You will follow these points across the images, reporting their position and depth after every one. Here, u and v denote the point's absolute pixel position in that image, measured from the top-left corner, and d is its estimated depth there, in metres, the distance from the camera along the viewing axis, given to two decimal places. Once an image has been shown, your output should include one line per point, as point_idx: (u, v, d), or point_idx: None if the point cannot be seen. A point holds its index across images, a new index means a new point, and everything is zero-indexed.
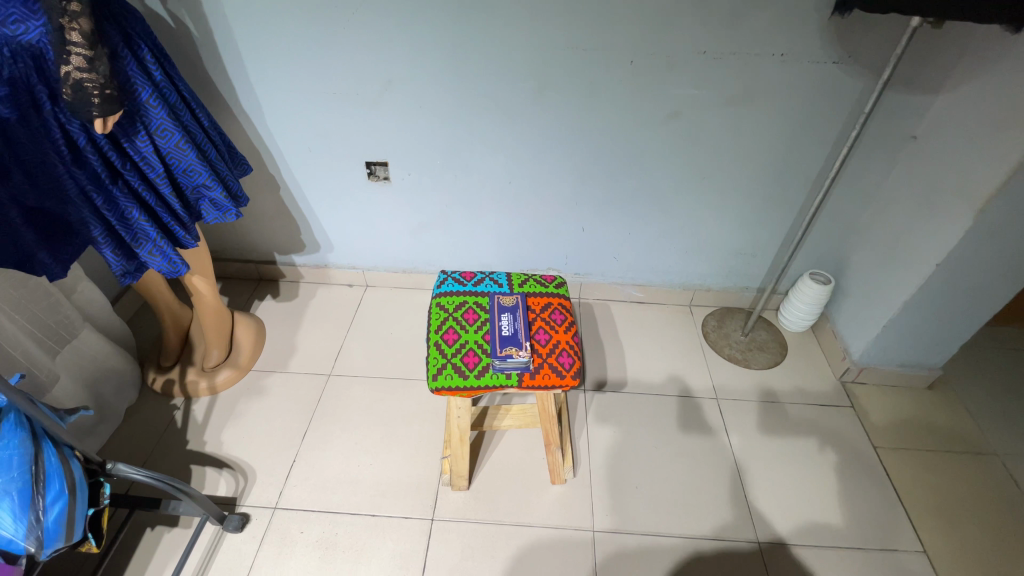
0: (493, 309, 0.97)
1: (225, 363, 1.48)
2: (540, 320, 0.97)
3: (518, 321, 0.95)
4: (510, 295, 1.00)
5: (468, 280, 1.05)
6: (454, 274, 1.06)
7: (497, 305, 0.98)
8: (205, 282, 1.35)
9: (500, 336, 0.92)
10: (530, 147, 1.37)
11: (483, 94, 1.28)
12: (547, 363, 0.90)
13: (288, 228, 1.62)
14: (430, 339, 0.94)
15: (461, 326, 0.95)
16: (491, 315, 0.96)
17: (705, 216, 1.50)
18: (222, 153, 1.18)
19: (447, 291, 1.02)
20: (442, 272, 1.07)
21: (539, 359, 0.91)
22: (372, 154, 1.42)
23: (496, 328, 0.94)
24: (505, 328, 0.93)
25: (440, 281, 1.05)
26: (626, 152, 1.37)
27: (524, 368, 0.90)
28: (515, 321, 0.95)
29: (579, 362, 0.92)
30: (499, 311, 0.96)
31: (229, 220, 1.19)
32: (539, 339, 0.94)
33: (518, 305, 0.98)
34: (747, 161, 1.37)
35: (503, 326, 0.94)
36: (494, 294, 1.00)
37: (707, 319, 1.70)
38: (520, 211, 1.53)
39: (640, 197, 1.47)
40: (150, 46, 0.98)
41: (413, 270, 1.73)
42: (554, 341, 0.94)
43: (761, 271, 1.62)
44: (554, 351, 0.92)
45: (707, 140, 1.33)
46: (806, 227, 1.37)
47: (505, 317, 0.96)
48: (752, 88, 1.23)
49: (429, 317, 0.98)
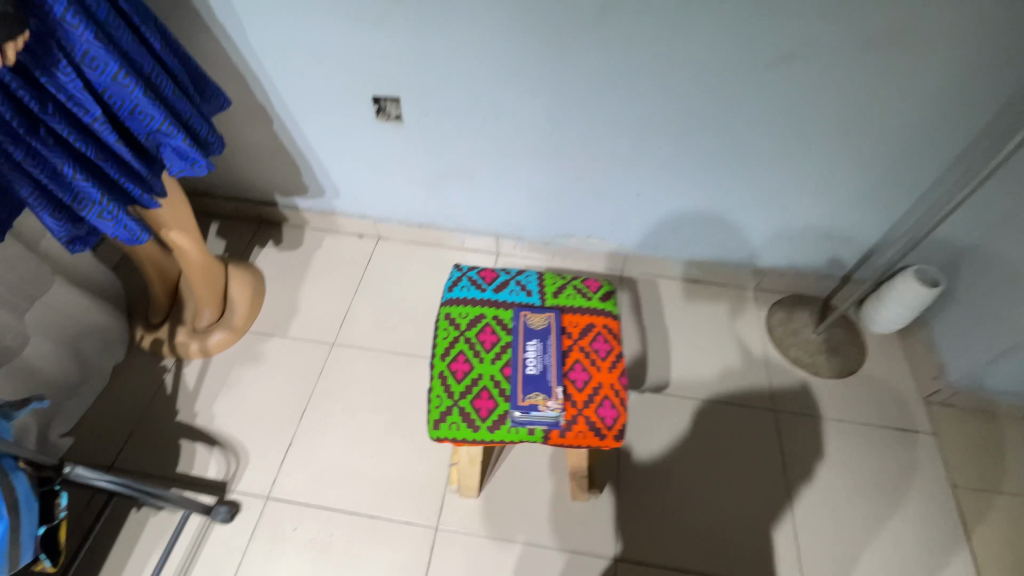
0: (517, 333, 0.76)
1: (218, 323, 1.32)
2: (578, 352, 0.75)
3: (548, 356, 0.73)
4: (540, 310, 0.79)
5: (489, 283, 0.82)
6: (470, 272, 0.84)
7: (523, 329, 0.76)
8: (185, 237, 1.16)
9: (524, 376, 0.71)
10: (581, 90, 1.06)
11: (523, 17, 0.95)
12: (584, 418, 0.70)
13: (288, 168, 1.39)
14: (434, 368, 0.73)
15: (474, 354, 0.74)
16: (514, 341, 0.75)
17: (797, 190, 1.18)
18: (183, 84, 0.93)
19: (460, 298, 0.80)
20: (456, 268, 0.85)
21: (573, 410, 0.70)
22: (380, 87, 1.13)
23: (520, 363, 0.73)
24: (532, 364, 0.72)
25: (453, 281, 0.82)
26: (710, 103, 1.04)
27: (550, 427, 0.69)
28: (546, 356, 0.73)
29: (625, 417, 0.71)
30: (526, 338, 0.75)
31: (197, 172, 0.97)
32: (574, 381, 0.72)
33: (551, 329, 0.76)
34: (870, 126, 1.03)
35: (529, 362, 0.73)
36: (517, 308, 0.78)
37: (774, 308, 1.42)
38: (562, 168, 1.24)
39: (718, 160, 1.15)
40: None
41: (431, 225, 1.49)
42: (593, 385, 0.72)
43: (852, 258, 1.32)
44: (593, 402, 0.71)
45: (823, 93, 0.99)
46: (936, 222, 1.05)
47: (532, 347, 0.74)
48: (902, 27, 0.87)
49: (435, 333, 0.77)
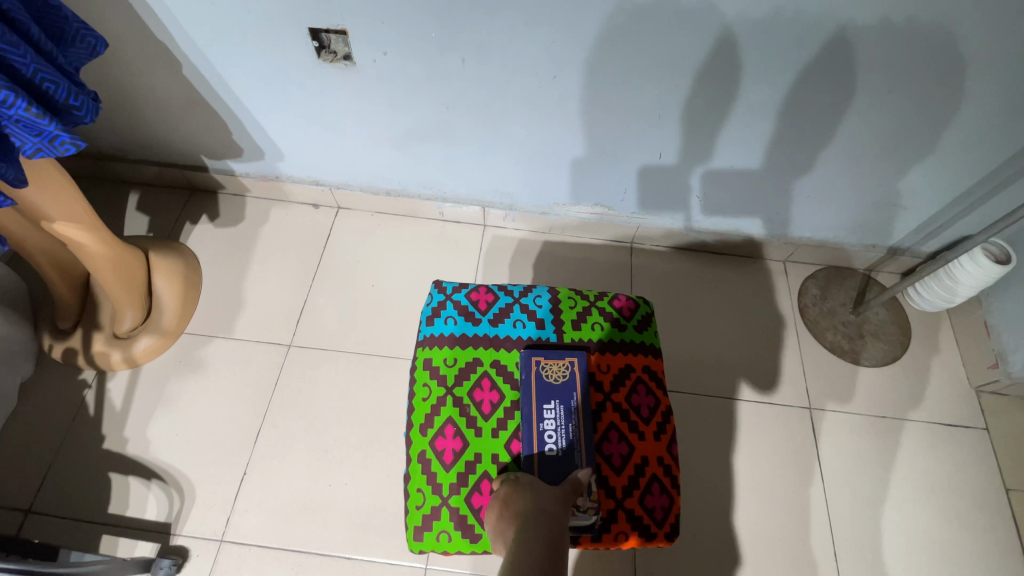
0: (529, 398, 0.76)
1: (145, 326, 1.07)
2: (616, 415, 0.77)
3: (573, 429, 0.74)
4: (559, 361, 0.78)
5: (484, 312, 0.83)
6: (459, 297, 0.84)
7: (539, 394, 0.75)
8: (78, 231, 0.89)
9: (543, 455, 0.72)
10: (597, 17, 0.78)
11: None
12: (629, 509, 0.73)
13: (213, 125, 1.08)
14: (432, 458, 0.74)
15: (469, 426, 0.75)
16: (529, 411, 0.75)
17: (856, 150, 0.96)
18: (27, 31, 0.64)
19: (453, 348, 0.80)
20: (443, 292, 0.84)
21: (614, 504, 0.73)
22: (320, 15, 0.83)
23: (541, 440, 0.73)
24: (554, 441, 0.73)
25: (446, 318, 0.82)
26: (770, 37, 0.78)
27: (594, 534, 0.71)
28: (574, 430, 0.74)
29: (671, 504, 0.74)
30: (543, 403, 0.75)
31: (62, 151, 0.71)
32: (614, 459, 0.75)
33: (573, 390, 0.76)
34: (971, 67, 0.79)
35: (553, 440, 0.73)
36: (530, 367, 0.77)
37: (806, 284, 1.24)
38: (564, 122, 0.97)
39: (766, 114, 0.90)
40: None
41: (401, 193, 1.22)
42: (635, 461, 0.75)
43: (906, 225, 1.12)
44: (638, 485, 0.74)
45: (925, 19, 0.73)
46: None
47: (552, 414, 0.75)
48: None
49: (429, 408, 0.76)
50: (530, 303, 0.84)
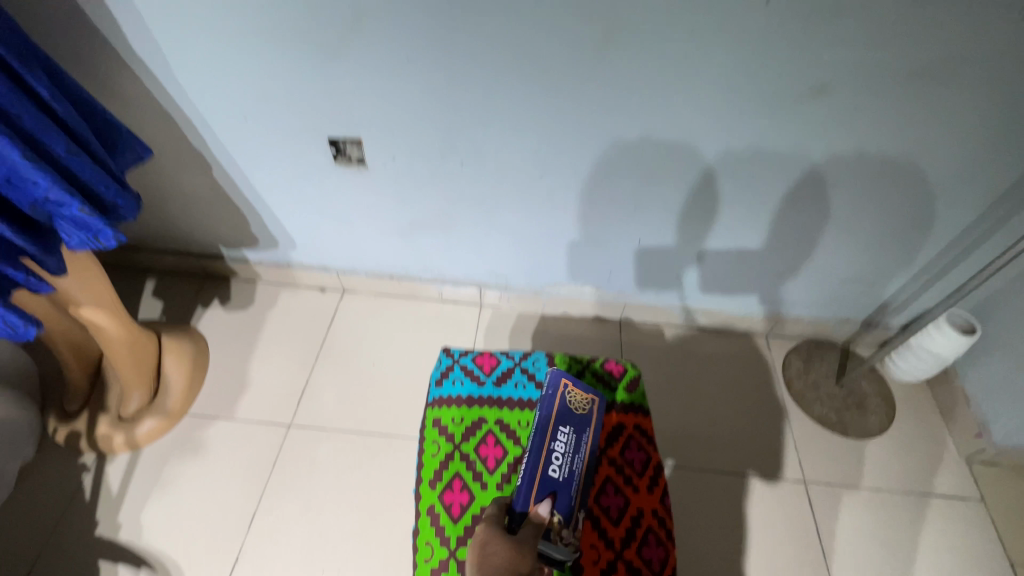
0: (550, 417, 0.80)
1: (150, 408, 1.10)
2: None
3: (577, 463, 0.78)
4: (584, 396, 0.84)
5: None
6: None
7: (560, 417, 0.80)
8: (101, 313, 0.95)
9: (544, 478, 0.74)
10: (577, 127, 0.90)
11: (507, 46, 0.80)
12: None
13: (234, 219, 1.19)
14: None
15: None
16: (540, 430, 0.79)
17: (818, 235, 1.06)
18: (88, 143, 0.75)
19: None
20: None
21: None
22: (339, 127, 0.96)
23: (549, 459, 0.77)
24: (558, 464, 0.77)
25: None
26: (730, 142, 0.90)
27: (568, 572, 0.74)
28: (579, 464, 0.78)
29: None
30: (556, 425, 0.80)
31: (104, 245, 0.79)
32: None
33: (586, 427, 0.82)
34: (905, 166, 0.91)
35: (558, 464, 0.77)
36: (560, 389, 0.83)
37: (789, 358, 1.29)
38: (552, 211, 1.07)
39: (734, 206, 1.01)
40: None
41: (403, 276, 1.31)
42: None
43: (872, 302, 1.21)
44: (635, 531, 1.01)
45: (860, 127, 0.85)
46: (983, 276, 0.94)
47: (564, 438, 0.79)
48: (949, 53, 0.75)
49: None
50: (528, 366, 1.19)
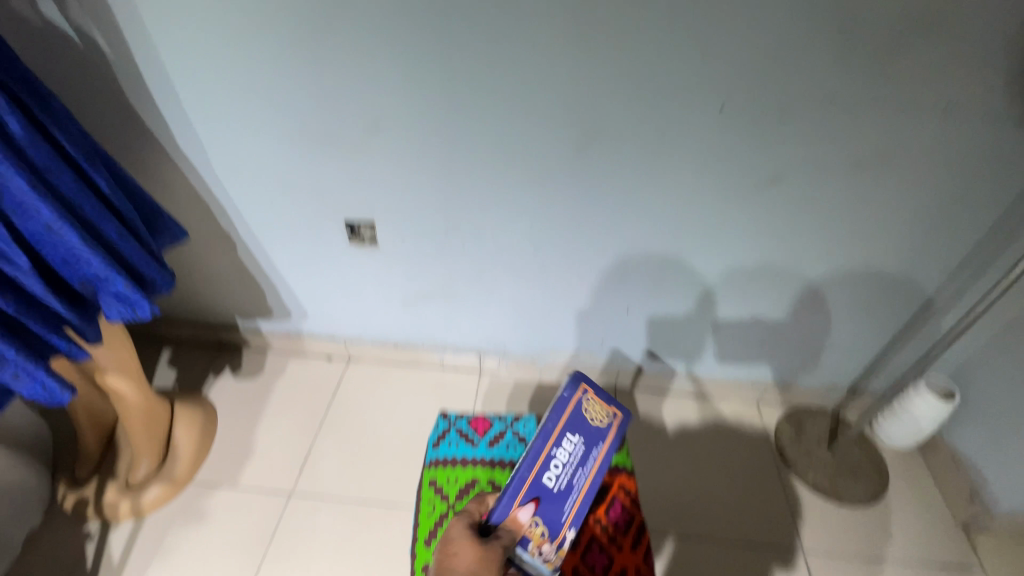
0: (559, 421, 0.76)
1: (157, 475, 1.13)
2: (597, 533, 1.10)
3: (576, 476, 0.75)
4: (603, 407, 0.79)
5: None
6: None
7: (570, 423, 0.76)
8: (125, 380, 1.02)
9: (538, 486, 0.73)
10: (565, 210, 1.01)
11: (503, 144, 0.92)
12: None
13: (252, 292, 1.29)
14: None
15: None
16: (547, 433, 0.75)
17: (794, 305, 1.14)
18: (134, 226, 0.86)
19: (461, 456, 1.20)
20: None
21: None
22: (355, 211, 1.07)
23: (547, 464, 0.73)
24: (556, 474, 0.73)
25: None
26: (704, 223, 1.00)
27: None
28: (578, 475, 0.75)
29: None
30: (565, 432, 0.75)
31: (140, 316, 0.87)
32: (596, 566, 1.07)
33: (599, 440, 0.77)
34: (864, 242, 1.00)
35: (555, 472, 0.74)
36: (578, 393, 0.78)
37: (781, 424, 1.31)
38: (546, 284, 1.16)
39: (712, 278, 1.10)
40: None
41: (407, 344, 1.37)
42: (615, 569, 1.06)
43: (854, 368, 1.26)
44: None
45: (817, 210, 0.96)
46: (944, 346, 1.01)
47: (569, 445, 0.75)
48: (885, 149, 0.86)
49: None
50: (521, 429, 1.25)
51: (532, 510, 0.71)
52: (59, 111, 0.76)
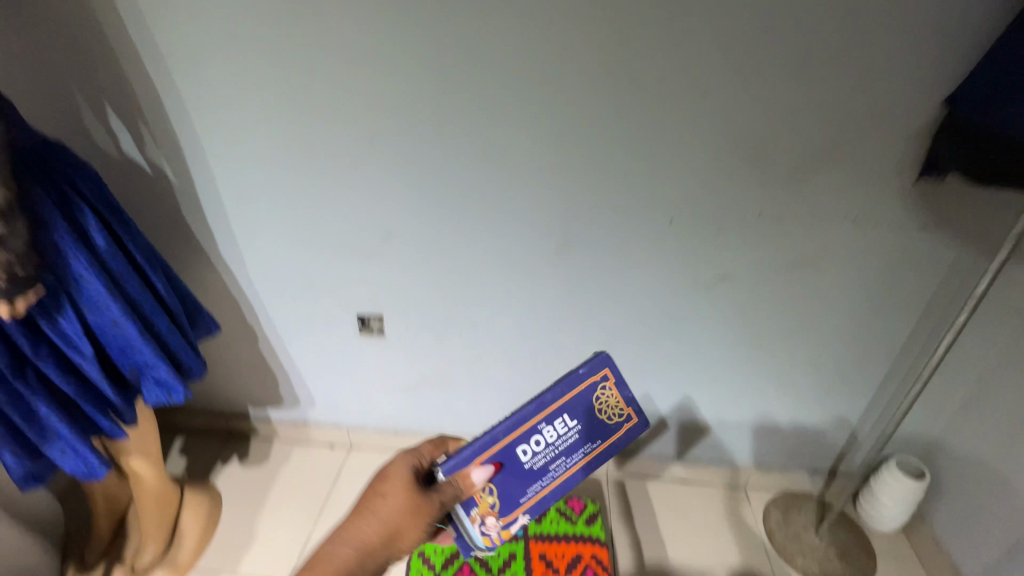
0: (563, 400, 0.77)
1: (161, 561, 1.17)
2: None
3: (553, 460, 0.77)
4: (617, 403, 0.80)
5: None
6: None
7: (570, 405, 0.78)
8: (146, 464, 1.10)
9: (511, 453, 0.75)
10: (549, 305, 1.16)
11: (493, 249, 1.09)
12: None
13: (267, 381, 1.40)
14: None
15: None
16: (543, 406, 0.77)
17: (763, 388, 1.24)
18: (179, 319, 0.99)
19: None
20: None
21: None
22: (366, 306, 1.23)
23: (528, 436, 0.75)
24: (531, 450, 0.76)
25: None
26: (670, 314, 1.14)
27: (470, 549, 0.76)
28: (554, 457, 0.77)
29: None
30: (559, 412, 0.77)
31: (175, 400, 0.97)
32: None
33: (593, 436, 0.78)
34: (814, 331, 1.13)
35: (531, 446, 0.75)
36: (594, 377, 0.79)
37: (767, 509, 1.36)
38: (535, 371, 1.28)
39: (684, 364, 1.22)
40: (71, 186, 0.81)
41: (407, 431, 1.46)
42: None
43: (829, 452, 1.33)
44: None
45: (767, 302, 1.10)
46: (910, 399, 1.04)
47: (557, 427, 0.77)
48: (815, 253, 1.02)
49: None
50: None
51: (487, 475, 0.73)
52: (134, 225, 0.93)
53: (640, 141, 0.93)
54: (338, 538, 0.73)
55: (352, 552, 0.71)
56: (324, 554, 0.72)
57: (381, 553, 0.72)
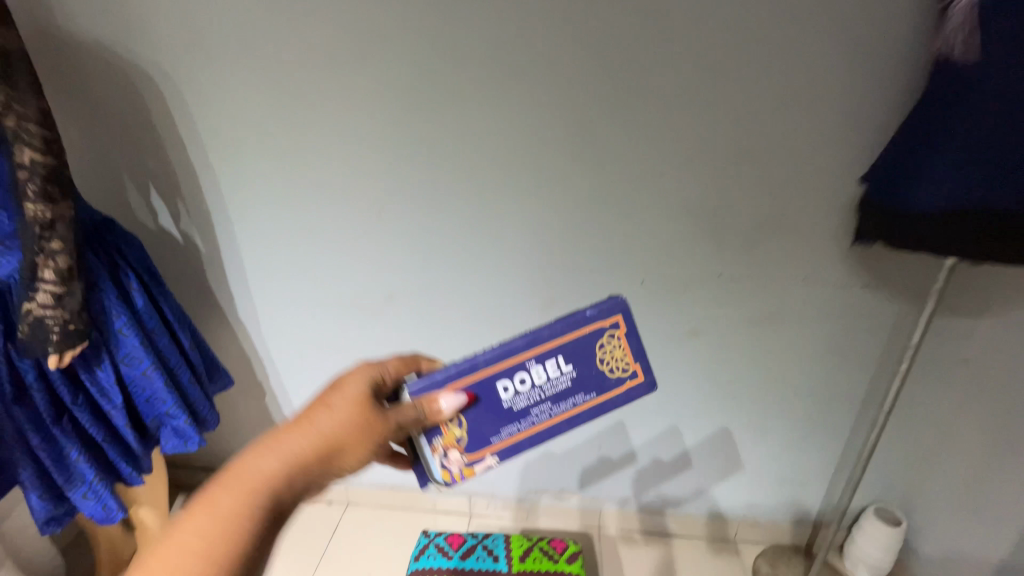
0: (560, 340, 0.67)
1: None
2: None
3: (537, 404, 0.68)
4: (625, 355, 0.68)
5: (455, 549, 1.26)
6: (438, 540, 1.28)
7: (570, 347, 0.67)
8: (154, 515, 1.16)
9: (490, 386, 0.66)
10: None
11: (486, 309, 1.21)
12: None
13: None
14: None
15: None
16: (539, 340, 0.66)
17: (740, 438, 1.31)
18: (199, 372, 1.09)
19: (433, 561, 1.23)
20: (426, 537, 1.29)
21: None
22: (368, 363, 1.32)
23: (513, 372, 0.66)
24: (513, 389, 0.67)
25: (424, 547, 1.26)
26: (649, 368, 1.24)
27: (427, 479, 0.70)
28: (537, 402, 0.68)
29: None
30: (554, 350, 0.67)
31: (190, 449, 1.05)
32: None
33: (589, 388, 0.68)
34: (782, 383, 1.22)
35: (515, 383, 0.67)
36: (601, 323, 0.67)
37: (755, 562, 1.38)
38: None
39: (664, 416, 1.30)
40: (123, 258, 0.94)
41: (403, 486, 1.50)
42: None
43: (810, 503, 1.38)
44: None
45: (737, 356, 1.20)
46: (880, 426, 1.09)
47: (546, 368, 0.67)
48: (774, 310, 1.14)
49: None
50: (490, 543, 1.28)
51: (458, 405, 0.65)
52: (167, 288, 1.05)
53: (614, 217, 1.06)
54: (266, 446, 0.64)
55: (283, 466, 0.63)
56: (250, 465, 0.63)
57: (315, 471, 0.64)
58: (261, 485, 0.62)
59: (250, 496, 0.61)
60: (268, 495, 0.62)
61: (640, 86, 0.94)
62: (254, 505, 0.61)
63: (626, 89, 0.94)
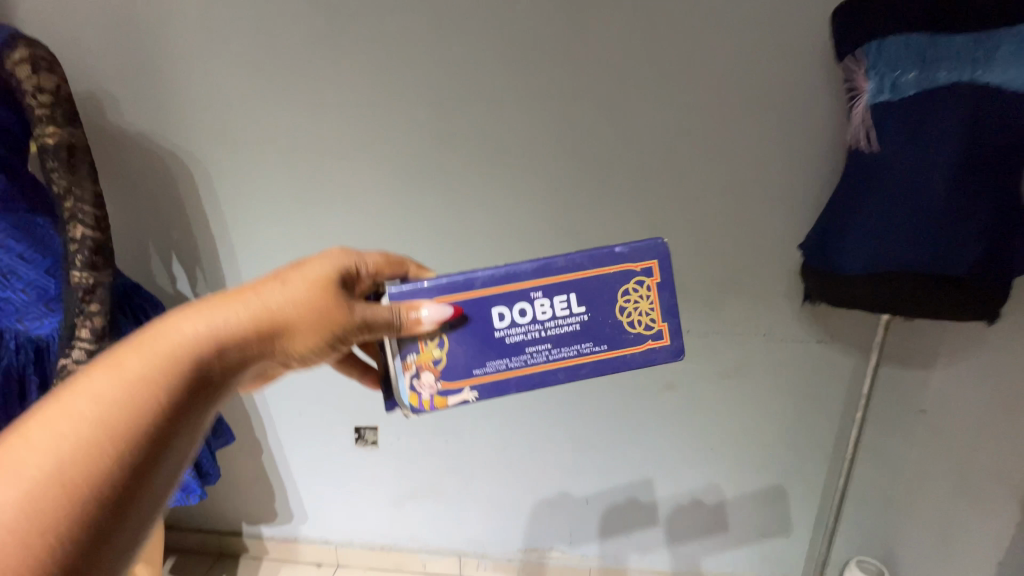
0: (576, 275, 0.65)
1: None
2: None
3: (533, 341, 0.66)
4: (649, 311, 0.66)
5: None
6: None
7: (585, 286, 0.65)
8: None
9: (486, 309, 0.65)
10: (524, 416, 1.32)
11: None
12: None
13: (264, 495, 1.49)
14: None
15: None
16: (553, 272, 0.65)
17: (721, 490, 1.36)
18: None
19: None
20: None
21: None
22: (362, 419, 1.37)
23: (513, 300, 0.65)
24: (510, 319, 0.65)
25: None
26: (630, 420, 1.31)
27: (396, 402, 0.68)
28: (536, 339, 0.66)
29: None
30: (568, 286, 0.65)
31: (190, 500, 1.16)
32: None
33: (598, 339, 0.66)
34: (755, 434, 1.29)
35: (513, 312, 0.65)
36: (632, 265, 0.66)
37: None
38: (515, 479, 1.40)
39: (647, 469, 1.36)
40: (150, 319, 1.05)
41: (393, 546, 1.51)
42: None
43: (794, 556, 1.41)
44: None
45: (711, 408, 1.28)
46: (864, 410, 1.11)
47: (550, 303, 0.65)
48: (741, 363, 1.23)
49: None
50: None
51: (439, 317, 0.62)
52: None
53: None
54: (189, 312, 0.52)
55: (223, 331, 0.52)
56: (167, 326, 0.51)
57: (254, 345, 0.55)
58: (180, 346, 0.49)
59: (175, 357, 0.49)
60: (189, 358, 0.50)
61: (610, 167, 1.09)
62: (177, 373, 0.48)
63: (597, 168, 1.09)
